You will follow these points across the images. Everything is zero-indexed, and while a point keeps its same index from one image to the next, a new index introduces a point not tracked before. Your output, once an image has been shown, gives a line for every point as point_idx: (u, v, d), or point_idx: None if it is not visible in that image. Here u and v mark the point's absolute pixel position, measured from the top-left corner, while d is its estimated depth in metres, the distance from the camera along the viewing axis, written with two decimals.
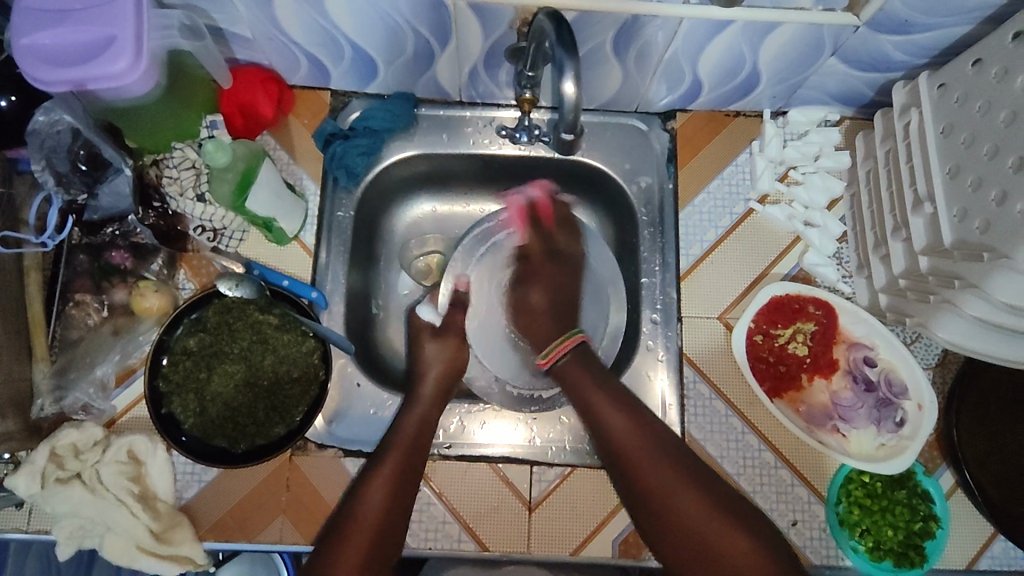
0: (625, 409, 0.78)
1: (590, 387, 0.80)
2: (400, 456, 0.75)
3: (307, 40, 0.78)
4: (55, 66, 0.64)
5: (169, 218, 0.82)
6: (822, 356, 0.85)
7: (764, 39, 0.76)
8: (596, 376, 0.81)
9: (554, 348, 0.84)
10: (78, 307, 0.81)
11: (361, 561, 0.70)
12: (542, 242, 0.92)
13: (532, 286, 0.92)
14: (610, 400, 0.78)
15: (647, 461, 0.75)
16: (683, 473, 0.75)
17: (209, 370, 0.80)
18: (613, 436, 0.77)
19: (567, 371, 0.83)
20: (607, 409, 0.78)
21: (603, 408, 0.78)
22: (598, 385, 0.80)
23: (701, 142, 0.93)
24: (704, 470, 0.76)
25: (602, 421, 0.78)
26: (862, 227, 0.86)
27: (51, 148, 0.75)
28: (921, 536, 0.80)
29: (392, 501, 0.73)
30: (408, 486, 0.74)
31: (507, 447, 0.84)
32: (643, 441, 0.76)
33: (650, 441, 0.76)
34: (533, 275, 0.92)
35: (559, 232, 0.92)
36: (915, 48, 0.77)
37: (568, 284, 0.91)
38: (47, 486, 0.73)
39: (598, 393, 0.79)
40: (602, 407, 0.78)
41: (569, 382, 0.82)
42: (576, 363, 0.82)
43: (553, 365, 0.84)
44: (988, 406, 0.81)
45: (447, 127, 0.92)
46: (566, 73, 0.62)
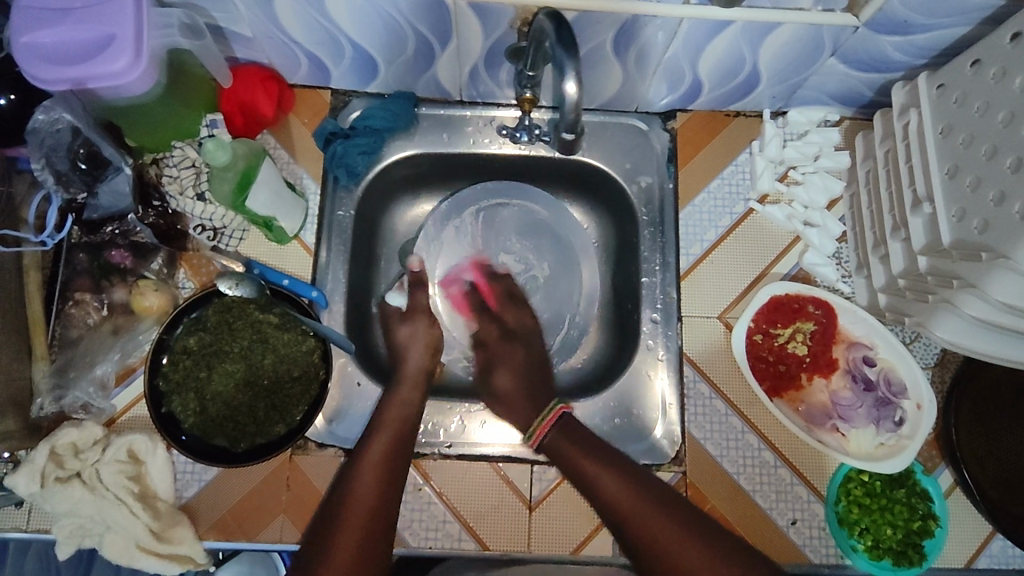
0: (626, 477, 0.73)
1: (583, 457, 0.74)
2: (388, 438, 0.75)
3: (307, 39, 0.78)
4: (55, 65, 0.64)
5: (169, 217, 0.82)
6: (821, 356, 0.86)
7: (764, 39, 0.76)
8: (590, 445, 0.75)
9: (536, 426, 0.79)
10: (77, 306, 0.81)
11: (359, 544, 0.67)
12: (495, 326, 0.91)
13: (497, 371, 0.86)
14: (608, 470, 0.73)
15: (659, 530, 0.68)
16: (702, 539, 0.67)
17: (209, 369, 0.80)
18: (617, 506, 0.71)
19: (555, 444, 0.77)
20: (607, 479, 0.72)
21: (601, 478, 0.73)
22: (592, 454, 0.74)
23: (701, 142, 0.93)
24: (727, 539, 0.68)
25: (602, 492, 0.72)
26: (862, 227, 0.87)
27: (50, 147, 0.74)
28: (920, 535, 0.81)
29: (385, 479, 0.72)
30: (398, 464, 0.73)
31: (505, 445, 0.84)
32: (652, 509, 0.70)
33: (659, 508, 0.70)
34: (497, 360, 0.88)
35: (507, 311, 0.92)
36: (915, 49, 0.77)
37: (531, 365, 0.87)
38: (47, 485, 0.73)
39: (592, 463, 0.74)
40: (600, 478, 0.73)
41: (560, 457, 0.76)
42: (566, 433, 0.77)
43: (542, 444, 0.78)
44: (983, 407, 0.81)
45: (447, 126, 0.92)
46: (568, 73, 0.62)
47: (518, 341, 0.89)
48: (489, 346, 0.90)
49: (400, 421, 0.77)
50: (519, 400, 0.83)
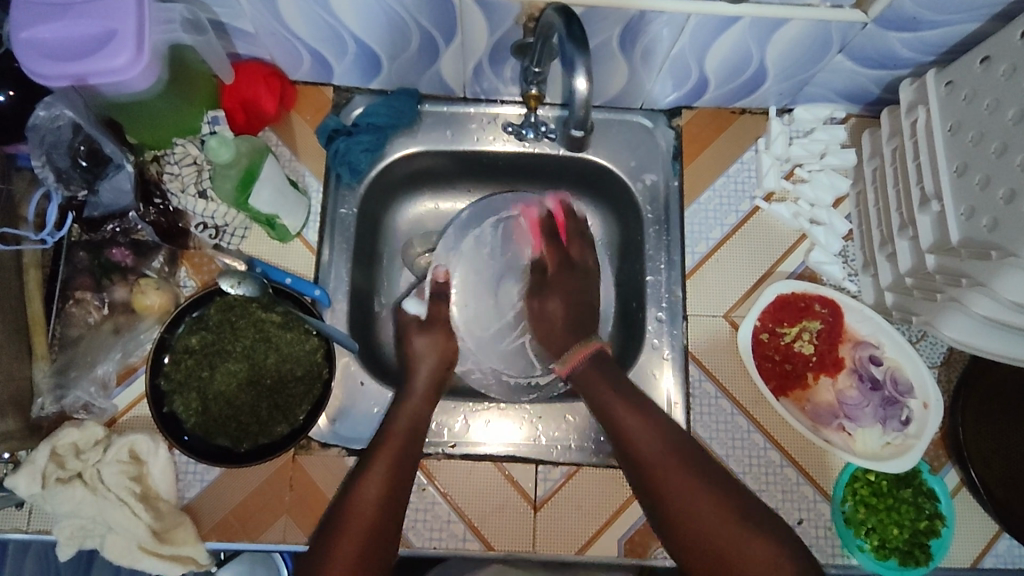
0: (646, 417, 0.77)
1: (612, 396, 0.78)
2: (396, 443, 0.75)
3: (310, 35, 0.77)
4: (54, 61, 0.63)
5: (170, 215, 0.81)
6: (828, 354, 0.85)
7: (771, 35, 0.76)
8: (618, 385, 0.79)
9: (569, 357, 0.84)
10: (78, 305, 0.80)
11: (362, 547, 0.69)
12: (558, 253, 0.91)
13: (551, 298, 0.89)
14: (632, 409, 0.77)
15: (669, 468, 0.74)
16: (704, 480, 0.73)
17: (211, 369, 0.79)
18: (633, 443, 0.75)
19: (586, 376, 0.81)
20: (631, 419, 0.76)
21: (624, 417, 0.76)
22: (620, 393, 0.78)
23: (707, 139, 0.92)
24: (724, 479, 0.74)
25: (623, 429, 0.76)
26: (868, 225, 0.86)
27: (51, 144, 0.74)
28: (926, 535, 0.80)
29: (390, 486, 0.72)
30: (406, 469, 0.74)
31: (502, 445, 0.84)
32: (665, 450, 0.75)
33: (672, 448, 0.75)
34: (552, 291, 0.90)
35: (574, 242, 0.91)
36: (922, 46, 0.77)
37: (581, 301, 0.89)
38: (48, 486, 0.72)
39: (619, 401, 0.77)
40: (623, 416, 0.76)
41: (588, 392, 0.80)
42: (597, 372, 0.81)
43: (572, 373, 0.83)
44: (989, 412, 0.80)
45: (451, 123, 0.91)
46: (578, 70, 0.61)
47: (575, 271, 0.90)
48: (548, 276, 0.91)
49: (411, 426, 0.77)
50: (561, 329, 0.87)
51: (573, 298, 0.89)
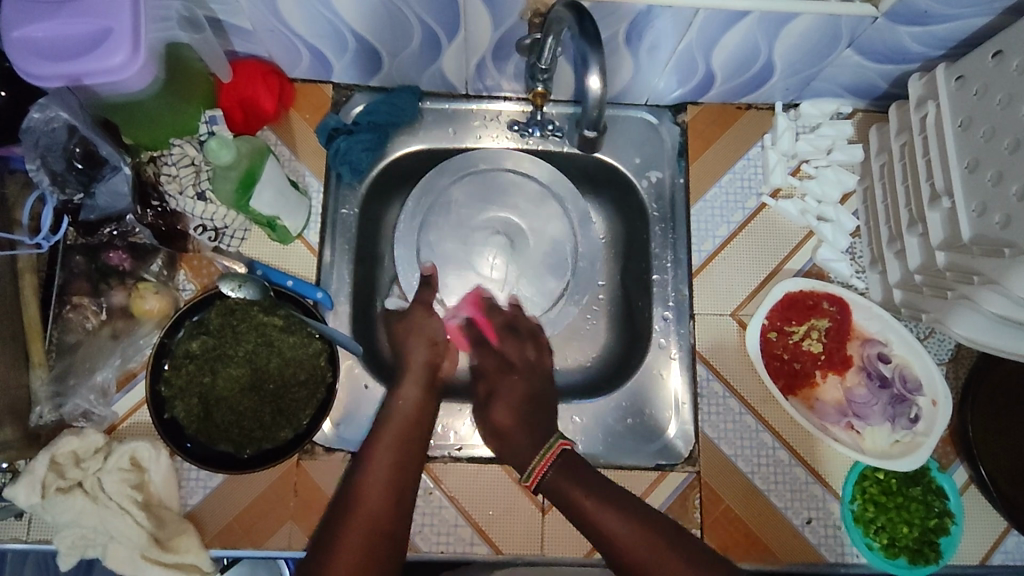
0: (619, 506, 0.70)
1: (580, 493, 0.72)
2: (391, 451, 0.72)
3: (309, 32, 0.76)
4: (48, 60, 0.61)
5: (168, 217, 0.80)
6: (836, 352, 0.85)
7: (779, 31, 0.74)
8: (590, 479, 0.73)
9: (535, 465, 0.75)
10: (75, 310, 0.78)
11: (361, 559, 0.63)
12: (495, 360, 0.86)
13: (498, 419, 0.80)
14: (603, 501, 0.71)
15: (654, 562, 0.66)
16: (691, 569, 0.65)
17: (212, 374, 0.77)
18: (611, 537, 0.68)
19: (556, 484, 0.73)
20: (604, 513, 0.70)
21: (598, 512, 0.70)
22: (592, 486, 0.72)
23: (712, 136, 0.91)
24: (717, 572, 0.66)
25: (599, 525, 0.69)
26: (876, 221, 0.85)
27: (46, 147, 0.72)
28: (936, 532, 0.80)
29: (389, 495, 0.68)
30: (404, 479, 0.70)
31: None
32: (649, 540, 0.68)
33: (654, 538, 0.68)
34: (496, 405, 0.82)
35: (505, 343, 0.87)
36: (933, 40, 0.76)
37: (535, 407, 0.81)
38: (48, 496, 0.71)
39: (591, 501, 0.71)
40: (596, 511, 0.70)
41: (560, 498, 0.72)
42: (565, 467, 0.74)
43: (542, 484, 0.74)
44: (992, 441, 0.81)
45: (453, 120, 0.90)
46: (592, 67, 0.61)
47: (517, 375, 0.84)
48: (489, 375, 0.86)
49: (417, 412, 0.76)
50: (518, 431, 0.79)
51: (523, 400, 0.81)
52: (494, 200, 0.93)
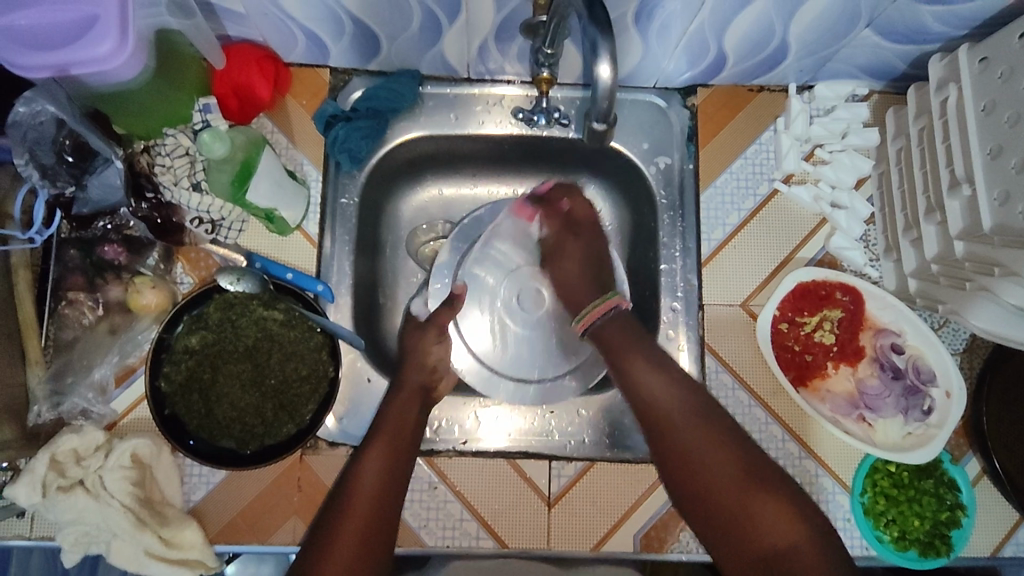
0: (674, 382, 0.74)
1: (627, 347, 0.77)
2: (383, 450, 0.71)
3: (305, 15, 0.73)
4: (32, 49, 0.59)
5: (163, 209, 0.77)
6: (849, 343, 0.83)
7: (796, 10, 0.72)
8: (634, 338, 0.78)
9: (588, 313, 0.81)
10: (71, 306, 0.77)
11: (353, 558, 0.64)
12: (557, 217, 0.88)
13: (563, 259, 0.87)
14: (648, 364, 0.75)
15: (679, 410, 0.73)
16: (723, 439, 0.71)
17: (213, 369, 0.76)
18: (653, 406, 0.74)
19: (604, 335, 0.79)
20: (661, 388, 0.74)
21: (639, 370, 0.75)
22: (638, 351, 0.76)
23: (723, 120, 0.88)
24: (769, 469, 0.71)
25: (640, 390, 0.74)
26: (891, 208, 0.83)
27: (34, 140, 0.70)
28: (947, 526, 0.79)
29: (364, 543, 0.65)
30: (383, 521, 0.67)
31: (506, 438, 0.82)
32: (684, 403, 0.73)
33: (698, 406, 0.73)
34: (563, 250, 0.87)
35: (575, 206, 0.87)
36: (955, 19, 0.72)
37: (596, 256, 0.86)
38: (49, 495, 0.70)
39: (634, 353, 0.76)
40: (656, 391, 0.74)
41: (604, 346, 0.79)
42: (614, 324, 0.79)
43: (591, 331, 0.81)
44: (1016, 452, 0.77)
45: (455, 105, 0.86)
46: (602, 55, 0.59)
47: (580, 232, 0.86)
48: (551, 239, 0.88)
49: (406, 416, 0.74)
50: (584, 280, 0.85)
51: (589, 260, 0.86)
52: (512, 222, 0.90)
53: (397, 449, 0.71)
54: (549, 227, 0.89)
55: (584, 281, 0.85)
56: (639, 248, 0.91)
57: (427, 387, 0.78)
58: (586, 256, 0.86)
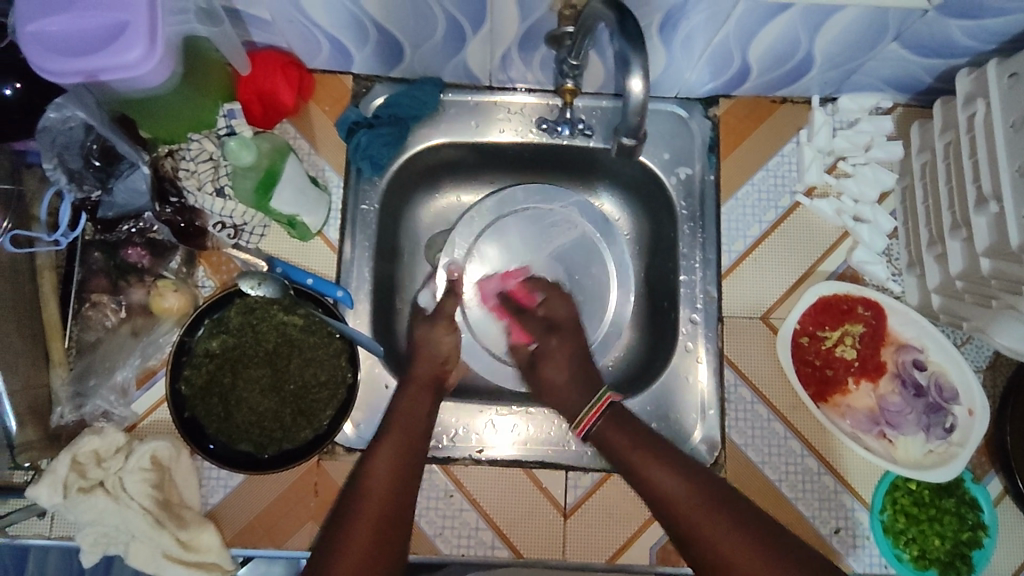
0: (682, 474, 0.68)
1: (630, 446, 0.71)
2: (396, 440, 0.71)
3: (331, 23, 0.73)
4: (63, 55, 0.59)
5: (187, 213, 0.77)
6: (870, 359, 0.82)
7: (822, 24, 0.71)
8: (638, 435, 0.72)
9: (584, 416, 0.75)
10: (95, 308, 0.77)
11: (371, 546, 0.63)
12: (535, 321, 0.86)
13: (545, 365, 0.81)
14: (656, 459, 0.70)
15: (696, 511, 0.65)
16: (745, 526, 0.63)
17: (233, 374, 0.77)
18: (671, 503, 0.67)
19: (606, 436, 0.73)
20: (669, 484, 0.68)
21: (644, 468, 0.69)
22: (643, 445, 0.71)
23: (745, 131, 0.88)
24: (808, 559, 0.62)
25: (653, 486, 0.68)
26: (915, 223, 0.82)
27: (63, 145, 0.71)
28: (968, 546, 0.78)
29: (381, 530, 0.64)
30: (399, 510, 0.67)
31: (512, 447, 0.81)
32: (696, 495, 0.66)
33: (711, 497, 0.66)
34: (542, 354, 0.83)
35: (552, 306, 0.86)
36: (985, 34, 0.72)
37: (580, 355, 0.82)
38: (70, 496, 0.70)
39: (638, 451, 0.71)
40: (668, 492, 0.67)
41: (610, 452, 0.73)
42: (615, 424, 0.73)
43: (591, 434, 0.75)
44: None
45: (476, 113, 0.86)
46: (633, 70, 0.59)
47: (564, 331, 0.84)
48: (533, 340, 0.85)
49: (416, 410, 0.74)
50: (567, 391, 0.78)
51: (575, 361, 0.81)
52: (537, 239, 0.92)
53: (409, 439, 0.72)
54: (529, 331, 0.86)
55: (573, 386, 0.78)
56: (656, 260, 0.91)
57: (435, 388, 0.78)
58: (569, 357, 0.81)
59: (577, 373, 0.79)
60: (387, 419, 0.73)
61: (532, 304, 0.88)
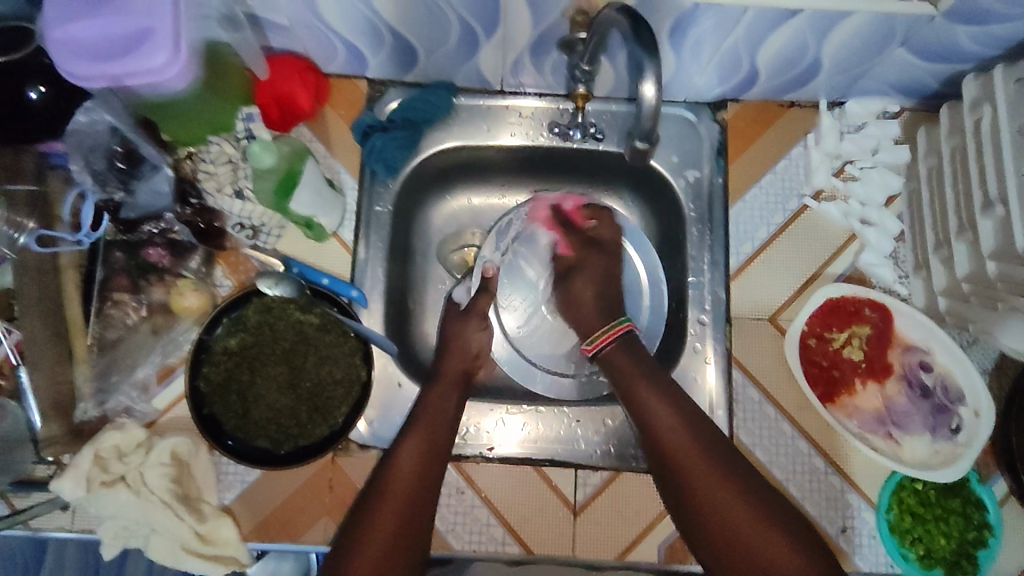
0: (676, 409, 0.74)
1: (637, 374, 0.77)
2: (419, 441, 0.72)
3: (347, 29, 0.75)
4: (91, 60, 0.61)
5: (207, 214, 0.79)
6: (876, 360, 0.83)
7: (830, 29, 0.72)
8: (644, 366, 0.78)
9: (599, 336, 0.82)
10: (116, 306, 0.79)
11: (389, 546, 0.66)
12: (577, 236, 0.91)
13: (576, 278, 0.88)
14: (656, 393, 0.75)
15: (686, 448, 0.72)
16: (729, 471, 0.71)
17: (251, 371, 0.79)
18: (660, 431, 0.73)
19: (616, 361, 0.80)
20: (666, 417, 0.74)
21: (645, 397, 0.75)
22: (646, 375, 0.77)
23: (752, 135, 0.89)
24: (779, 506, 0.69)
25: (648, 415, 0.74)
26: (921, 226, 0.83)
27: (88, 147, 0.74)
28: (974, 545, 0.79)
29: (400, 533, 0.67)
30: (418, 514, 0.68)
31: (517, 445, 0.83)
32: (687, 432, 0.73)
33: (700, 436, 0.73)
34: (579, 268, 0.89)
35: (598, 227, 0.90)
36: (991, 40, 0.73)
37: (610, 275, 0.88)
38: (93, 489, 0.72)
39: (643, 384, 0.76)
40: (661, 424, 0.74)
41: (617, 373, 0.79)
42: (625, 352, 0.80)
43: (601, 354, 0.82)
44: None
45: (487, 116, 0.88)
46: (646, 76, 0.60)
47: (603, 250, 0.89)
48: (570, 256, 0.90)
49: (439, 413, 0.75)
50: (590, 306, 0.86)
51: (603, 280, 0.87)
52: None
53: (431, 442, 0.72)
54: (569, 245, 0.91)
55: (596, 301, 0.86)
56: (666, 262, 0.92)
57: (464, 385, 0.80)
58: (596, 281, 0.87)
59: (600, 299, 0.86)
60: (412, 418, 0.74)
61: (581, 223, 0.91)
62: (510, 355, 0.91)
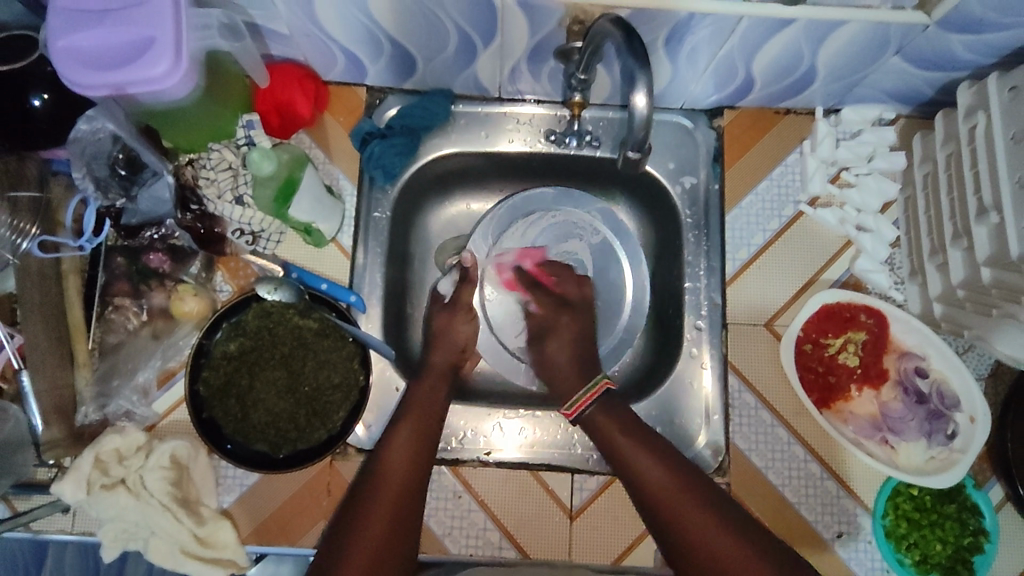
0: (665, 463, 0.72)
1: (619, 434, 0.75)
2: (410, 432, 0.74)
3: (347, 37, 0.76)
4: (94, 69, 0.62)
5: (206, 220, 0.80)
6: (872, 366, 0.83)
7: (825, 38, 0.73)
8: (627, 424, 0.76)
9: (578, 398, 0.79)
10: (117, 311, 0.80)
11: (381, 541, 0.66)
12: (548, 298, 0.90)
13: (551, 339, 0.86)
14: (642, 448, 0.73)
15: (680, 504, 0.69)
16: (730, 521, 0.68)
17: (250, 376, 0.79)
18: (652, 487, 0.71)
19: (597, 421, 0.77)
20: (656, 473, 0.72)
21: (632, 455, 0.73)
22: (632, 431, 0.75)
23: (748, 142, 0.89)
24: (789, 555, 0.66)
25: (639, 472, 0.72)
26: (917, 233, 0.83)
27: (91, 154, 0.75)
28: (970, 551, 0.79)
29: (391, 528, 0.67)
30: (409, 507, 0.69)
31: (518, 450, 0.83)
32: (680, 487, 0.70)
33: (695, 489, 0.70)
34: (551, 329, 0.87)
35: (563, 284, 0.90)
36: (986, 48, 0.73)
37: (584, 336, 0.87)
38: (93, 492, 0.73)
39: (629, 442, 0.74)
40: (652, 483, 0.71)
41: (599, 435, 0.76)
42: (605, 411, 0.77)
43: (582, 416, 0.78)
44: None
45: (485, 123, 0.89)
46: (639, 86, 0.61)
47: (575, 309, 0.88)
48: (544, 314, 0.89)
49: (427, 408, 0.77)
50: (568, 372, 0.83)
51: (577, 338, 0.86)
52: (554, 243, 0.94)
53: (421, 436, 0.74)
54: (538, 305, 0.90)
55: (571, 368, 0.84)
56: (663, 267, 0.92)
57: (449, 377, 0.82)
58: (571, 340, 0.86)
59: (576, 361, 0.84)
60: (401, 410, 0.76)
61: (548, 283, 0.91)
62: (495, 348, 0.91)
